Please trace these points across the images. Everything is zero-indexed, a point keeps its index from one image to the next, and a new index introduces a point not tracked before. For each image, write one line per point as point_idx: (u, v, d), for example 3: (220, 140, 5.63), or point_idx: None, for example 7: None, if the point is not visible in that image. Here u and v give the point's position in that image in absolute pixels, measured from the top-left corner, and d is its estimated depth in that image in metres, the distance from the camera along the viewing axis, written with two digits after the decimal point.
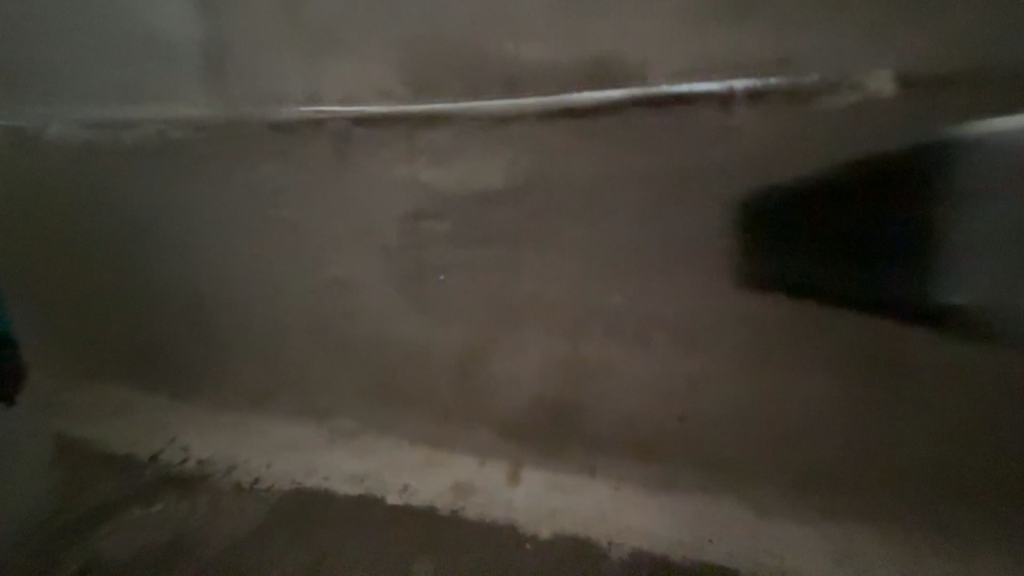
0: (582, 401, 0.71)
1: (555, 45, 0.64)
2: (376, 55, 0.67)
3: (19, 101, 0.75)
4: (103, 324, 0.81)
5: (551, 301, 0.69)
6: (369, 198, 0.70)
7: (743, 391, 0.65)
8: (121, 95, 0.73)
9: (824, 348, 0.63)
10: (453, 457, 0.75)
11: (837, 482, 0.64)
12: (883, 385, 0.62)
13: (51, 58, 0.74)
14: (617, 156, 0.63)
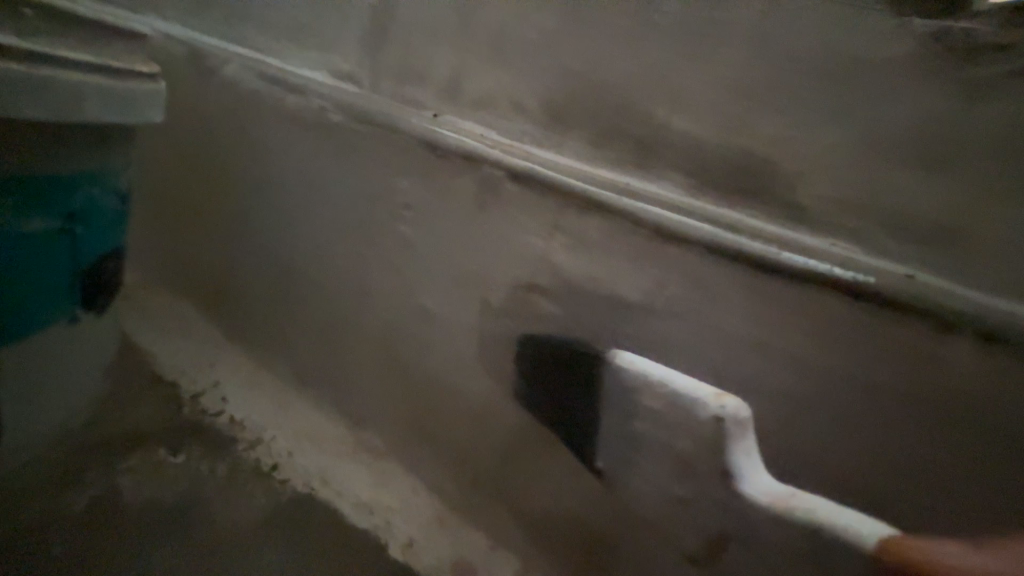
0: (622, 548, 0.62)
1: (734, 175, 0.57)
2: (543, 114, 0.64)
3: (217, 37, 0.80)
4: (204, 254, 0.82)
5: (637, 440, 0.56)
6: (488, 245, 0.63)
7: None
8: (301, 64, 0.75)
9: None
10: (467, 531, 0.69)
11: None
12: None
13: (260, 10, 0.78)
14: (771, 318, 0.53)
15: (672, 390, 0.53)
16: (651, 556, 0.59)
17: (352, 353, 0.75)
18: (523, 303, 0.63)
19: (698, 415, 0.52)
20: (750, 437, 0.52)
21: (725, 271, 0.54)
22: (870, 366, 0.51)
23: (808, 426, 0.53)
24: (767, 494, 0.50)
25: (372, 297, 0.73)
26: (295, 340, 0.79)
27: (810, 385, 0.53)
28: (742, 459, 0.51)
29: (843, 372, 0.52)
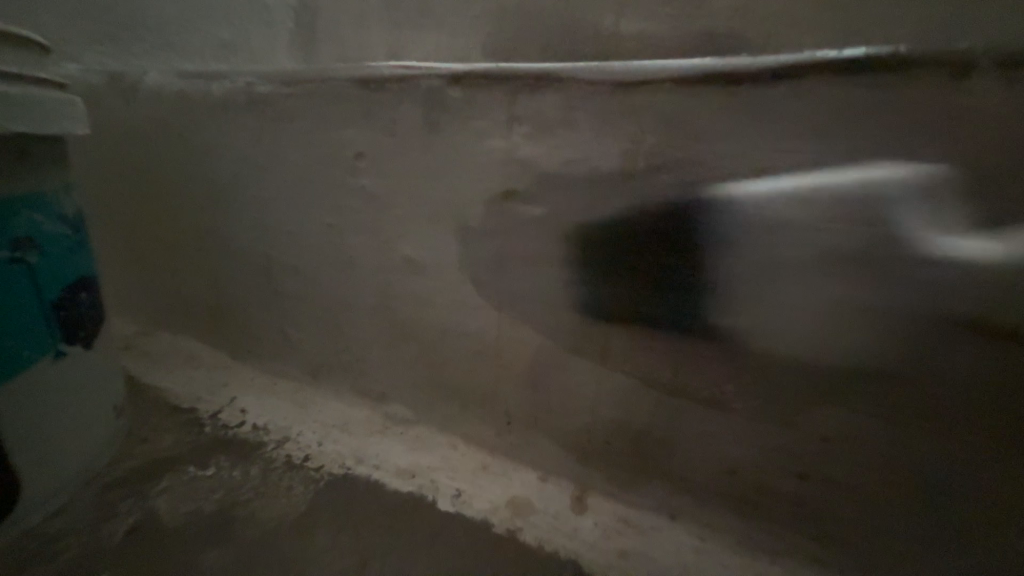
0: (671, 439, 0.60)
1: (676, 16, 0.54)
2: (467, 31, 0.62)
3: (127, 51, 0.76)
4: (185, 280, 0.81)
5: (643, 324, 0.57)
6: (453, 173, 0.60)
7: (883, 457, 0.53)
8: (217, 54, 0.72)
9: (892, 449, 0.52)
10: (512, 469, 0.69)
11: (946, 562, 0.54)
12: (947, 482, 0.51)
13: (158, 10, 0.74)
14: (771, 140, 0.48)
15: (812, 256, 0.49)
16: (698, 432, 0.59)
17: (355, 330, 0.73)
18: (506, 220, 0.59)
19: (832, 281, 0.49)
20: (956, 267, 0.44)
21: (708, 114, 0.49)
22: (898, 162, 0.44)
23: (833, 256, 0.48)
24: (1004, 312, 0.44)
25: (357, 266, 0.70)
26: (298, 333, 0.77)
27: (830, 208, 0.47)
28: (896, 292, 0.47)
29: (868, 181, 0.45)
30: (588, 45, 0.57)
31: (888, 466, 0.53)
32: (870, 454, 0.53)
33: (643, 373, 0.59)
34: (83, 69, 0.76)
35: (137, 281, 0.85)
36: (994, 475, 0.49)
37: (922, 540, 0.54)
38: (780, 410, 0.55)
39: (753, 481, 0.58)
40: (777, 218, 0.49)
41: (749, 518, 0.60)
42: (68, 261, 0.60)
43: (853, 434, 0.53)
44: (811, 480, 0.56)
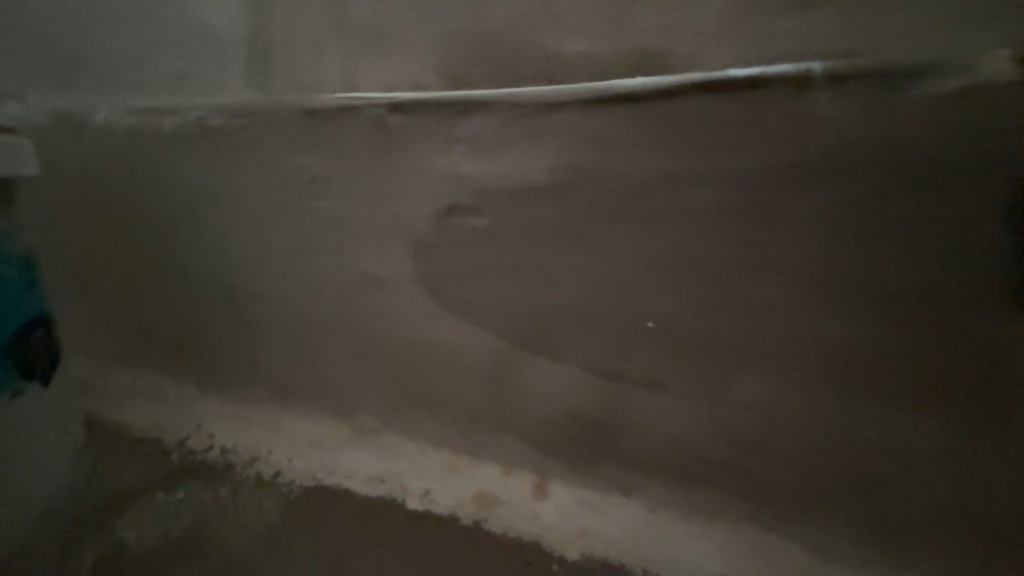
0: (621, 421, 0.66)
1: (600, 39, 0.60)
2: (415, 54, 0.66)
3: (75, 85, 0.76)
4: (145, 310, 0.81)
5: (585, 318, 0.63)
6: (403, 193, 0.65)
7: (796, 417, 0.60)
8: (166, 85, 0.73)
9: (801, 409, 0.60)
10: (479, 467, 0.72)
11: (858, 505, 0.61)
12: (844, 431, 0.60)
13: (105, 44, 0.75)
14: (675, 149, 0.55)
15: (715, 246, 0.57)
16: (643, 411, 0.65)
17: (319, 347, 0.76)
18: (455, 232, 0.64)
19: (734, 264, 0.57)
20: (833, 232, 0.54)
21: (622, 127, 0.56)
22: (774, 165, 0.54)
23: (730, 244, 0.57)
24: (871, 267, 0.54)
25: (317, 284, 0.73)
26: (262, 354, 0.79)
27: (722, 205, 0.56)
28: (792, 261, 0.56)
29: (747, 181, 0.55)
30: (521, 65, 0.62)
31: (801, 424, 0.60)
32: (785, 415, 0.61)
33: (589, 362, 0.65)
34: (27, 104, 0.77)
35: (90, 315, 0.83)
36: (876, 421, 0.58)
37: (834, 487, 0.61)
38: (708, 384, 0.62)
39: (694, 453, 0.65)
40: (684, 215, 0.57)
41: (694, 488, 0.66)
42: (23, 298, 0.63)
43: (771, 398, 0.61)
44: (740, 445, 0.63)
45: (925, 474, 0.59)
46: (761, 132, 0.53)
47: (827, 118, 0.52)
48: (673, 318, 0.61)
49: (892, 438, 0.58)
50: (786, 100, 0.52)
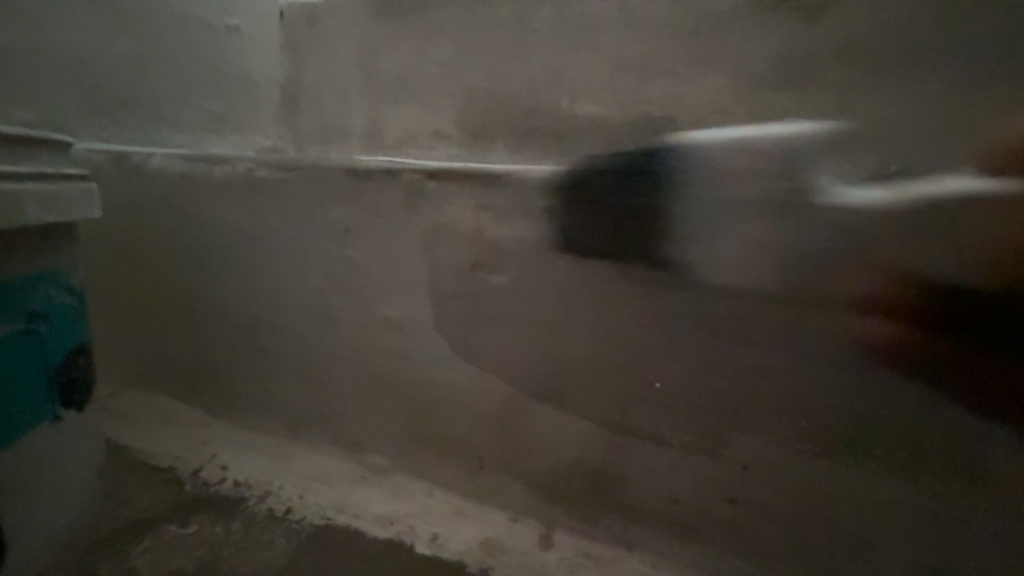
0: (625, 474, 0.69)
1: (608, 106, 0.70)
2: (441, 105, 0.76)
3: (130, 128, 0.83)
4: (172, 340, 0.86)
5: (592, 372, 0.67)
6: (429, 245, 0.71)
7: (795, 479, 0.63)
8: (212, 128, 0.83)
9: (802, 472, 0.63)
10: (485, 512, 0.74)
11: (864, 570, 0.62)
12: (844, 494, 0.62)
13: (165, 91, 0.85)
14: (673, 232, 0.62)
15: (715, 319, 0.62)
16: (646, 465, 0.68)
17: (335, 382, 0.79)
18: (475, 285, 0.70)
19: (732, 333, 0.62)
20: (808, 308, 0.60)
21: (632, 207, 0.63)
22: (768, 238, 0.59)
23: (731, 312, 0.61)
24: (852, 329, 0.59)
25: (338, 324, 0.77)
26: (280, 387, 0.82)
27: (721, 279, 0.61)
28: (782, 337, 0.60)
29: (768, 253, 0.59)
30: (536, 143, 0.72)
31: (802, 487, 0.63)
32: (786, 476, 0.63)
33: (593, 414, 0.68)
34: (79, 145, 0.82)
35: (121, 345, 0.88)
36: (876, 484, 0.61)
37: (840, 553, 0.63)
38: (713, 441, 0.65)
39: (696, 509, 0.67)
40: (687, 284, 0.62)
41: (693, 545, 0.68)
42: (69, 332, 0.67)
43: (770, 459, 0.63)
44: (739, 504, 0.65)
45: (931, 539, 0.60)
46: (768, 213, 0.59)
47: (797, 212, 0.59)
48: (678, 379, 0.64)
49: (896, 500, 0.60)
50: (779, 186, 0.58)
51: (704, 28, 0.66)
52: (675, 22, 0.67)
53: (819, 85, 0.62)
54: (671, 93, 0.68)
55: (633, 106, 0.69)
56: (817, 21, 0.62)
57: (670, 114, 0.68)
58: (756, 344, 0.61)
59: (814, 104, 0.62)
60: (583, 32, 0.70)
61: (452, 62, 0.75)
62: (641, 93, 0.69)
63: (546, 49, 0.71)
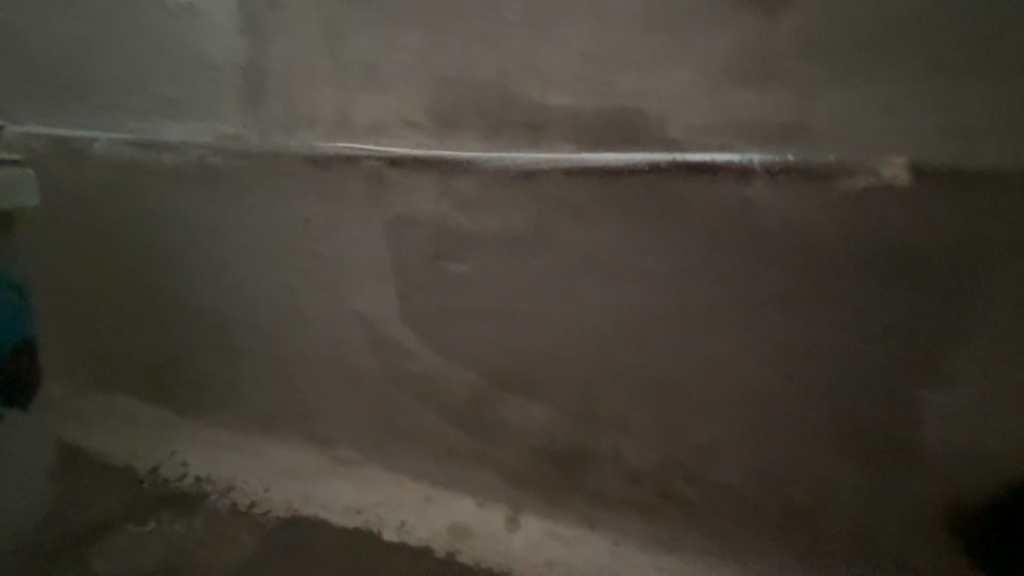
0: (590, 457, 0.71)
1: (574, 93, 0.70)
2: (407, 89, 0.75)
3: (71, 110, 0.80)
4: (125, 334, 0.83)
5: (557, 358, 0.68)
6: (394, 234, 0.70)
7: (750, 458, 0.66)
8: (162, 109, 0.80)
9: (753, 449, 0.65)
10: (453, 499, 0.75)
11: (812, 539, 0.66)
12: (781, 461, 0.65)
13: (108, 70, 0.79)
14: (631, 221, 0.63)
15: (673, 300, 0.63)
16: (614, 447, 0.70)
17: (301, 374, 0.78)
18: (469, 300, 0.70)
19: (688, 315, 0.63)
20: (758, 296, 0.61)
21: (595, 198, 0.63)
22: (722, 230, 0.61)
23: (689, 297, 0.63)
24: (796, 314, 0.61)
25: (304, 315, 0.76)
26: (245, 381, 0.81)
27: (678, 265, 0.63)
28: (736, 320, 0.63)
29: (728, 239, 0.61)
30: (509, 131, 0.72)
31: (756, 462, 0.66)
32: (740, 453, 0.66)
33: (559, 400, 0.70)
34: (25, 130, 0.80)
35: (70, 341, 0.84)
36: (812, 451, 0.64)
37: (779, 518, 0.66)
38: (673, 421, 0.67)
39: (657, 488, 0.69)
40: (646, 273, 0.64)
41: (653, 522, 0.70)
42: None
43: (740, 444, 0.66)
44: (698, 481, 0.68)
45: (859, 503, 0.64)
46: (728, 208, 0.60)
47: (760, 204, 0.59)
48: (637, 362, 0.66)
49: (829, 465, 0.64)
50: (737, 181, 0.59)
51: (675, 16, 0.66)
52: (646, 11, 0.67)
53: (786, 79, 0.63)
54: (636, 80, 0.68)
55: (602, 94, 0.69)
56: (777, 9, 0.62)
57: (635, 102, 0.68)
58: (713, 330, 0.63)
59: (775, 93, 0.63)
60: (552, 15, 0.69)
61: (420, 44, 0.74)
62: (606, 80, 0.69)
63: (513, 34, 0.71)
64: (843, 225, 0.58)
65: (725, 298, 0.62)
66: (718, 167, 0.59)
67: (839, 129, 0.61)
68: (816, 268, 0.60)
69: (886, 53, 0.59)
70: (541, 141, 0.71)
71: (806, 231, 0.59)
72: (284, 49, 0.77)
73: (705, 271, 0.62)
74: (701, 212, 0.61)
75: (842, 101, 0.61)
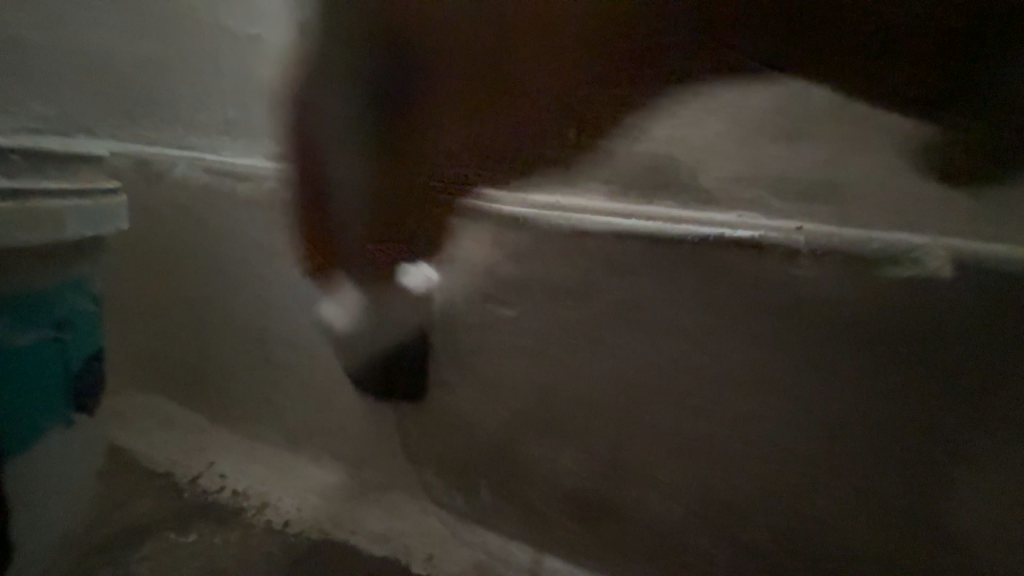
0: (617, 506, 0.72)
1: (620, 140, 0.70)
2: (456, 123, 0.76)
3: (147, 125, 0.87)
4: (179, 345, 0.88)
5: (590, 408, 0.71)
6: (443, 274, 0.75)
7: (775, 524, 0.67)
8: (218, 125, 0.85)
9: (782, 516, 0.66)
10: (478, 534, 0.77)
11: None
12: (805, 529, 0.66)
13: (177, 90, 0.86)
14: (674, 286, 0.66)
15: (706, 366, 0.66)
16: None
17: (339, 398, 0.82)
18: (508, 341, 0.73)
19: (720, 381, 0.66)
20: (790, 371, 0.63)
21: (640, 259, 0.66)
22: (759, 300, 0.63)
23: (722, 362, 0.65)
24: (820, 384, 0.62)
25: (348, 344, 0.79)
26: (285, 400, 0.85)
27: (714, 332, 0.65)
28: (767, 388, 0.64)
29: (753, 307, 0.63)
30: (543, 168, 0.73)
31: (786, 527, 0.66)
32: (770, 519, 0.67)
33: (589, 450, 0.72)
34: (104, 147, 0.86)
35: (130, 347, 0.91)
36: (837, 524, 0.64)
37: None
38: (700, 481, 0.68)
39: (677, 546, 0.71)
40: (682, 335, 0.66)
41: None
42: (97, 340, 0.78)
43: (972, 540, 0.60)
44: (728, 540, 0.69)
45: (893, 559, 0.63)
46: (766, 287, 0.62)
47: (801, 280, 0.61)
48: (658, 418, 0.69)
49: (853, 534, 0.64)
50: (781, 253, 0.61)
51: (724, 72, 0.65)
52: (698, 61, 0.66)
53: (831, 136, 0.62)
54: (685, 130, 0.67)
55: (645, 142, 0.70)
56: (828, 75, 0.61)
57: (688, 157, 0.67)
58: (743, 396, 0.65)
59: (836, 151, 0.61)
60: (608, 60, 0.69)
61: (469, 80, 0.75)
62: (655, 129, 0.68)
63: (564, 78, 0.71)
64: (884, 305, 0.59)
65: (757, 367, 0.64)
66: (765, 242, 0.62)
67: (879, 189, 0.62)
68: (854, 345, 0.60)
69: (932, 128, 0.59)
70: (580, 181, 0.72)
71: (840, 310, 0.60)
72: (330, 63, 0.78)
73: (738, 340, 0.64)
74: (744, 282, 0.63)
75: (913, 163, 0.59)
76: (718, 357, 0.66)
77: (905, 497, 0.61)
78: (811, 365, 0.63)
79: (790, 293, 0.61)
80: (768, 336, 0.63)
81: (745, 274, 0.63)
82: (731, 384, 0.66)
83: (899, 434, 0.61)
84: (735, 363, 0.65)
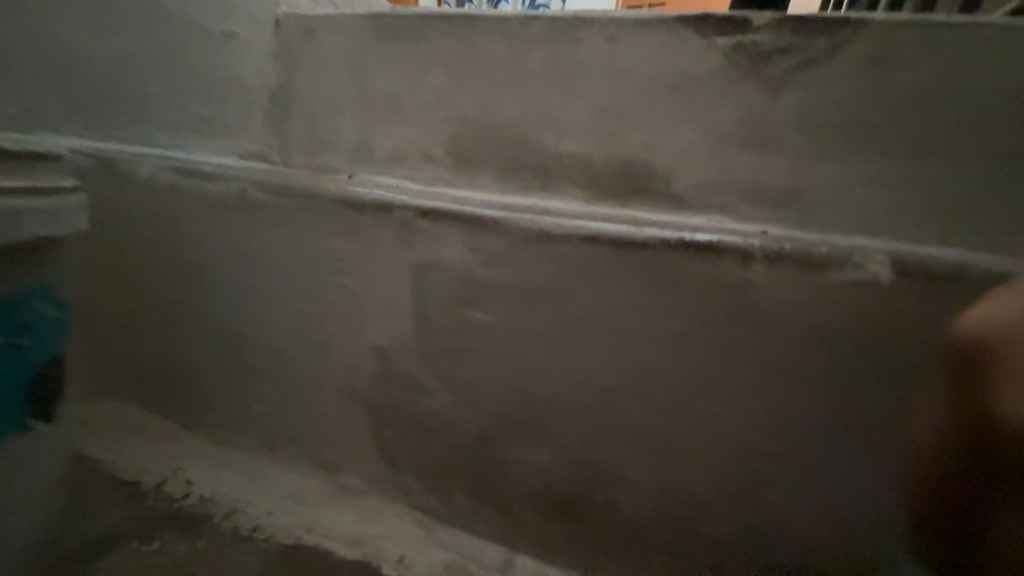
0: (588, 505, 0.74)
1: (592, 149, 0.74)
2: (432, 129, 0.80)
3: (102, 122, 0.81)
4: (145, 348, 0.86)
5: (562, 409, 0.72)
6: (417, 278, 0.75)
7: (737, 518, 0.69)
8: (190, 126, 0.84)
9: (743, 511, 0.69)
10: (451, 536, 0.78)
11: None
12: (765, 523, 0.68)
13: (138, 84, 0.81)
14: (643, 290, 0.67)
15: (672, 368, 0.68)
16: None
17: (312, 402, 0.81)
18: (482, 343, 0.74)
19: (687, 382, 0.68)
20: (751, 372, 0.66)
21: (609, 263, 0.68)
22: (723, 304, 0.65)
23: (687, 364, 0.68)
24: (777, 383, 0.65)
25: (324, 347, 0.80)
26: (257, 404, 0.83)
27: (681, 334, 0.67)
28: (730, 387, 0.67)
29: (717, 309, 0.66)
30: (520, 176, 0.77)
31: (747, 520, 0.69)
32: (732, 514, 0.69)
33: (561, 450, 0.73)
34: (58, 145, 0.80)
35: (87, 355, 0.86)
36: (793, 517, 0.67)
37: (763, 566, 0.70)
38: (667, 479, 0.71)
39: (645, 542, 0.73)
40: (650, 337, 0.68)
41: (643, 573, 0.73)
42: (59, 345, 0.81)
43: (915, 526, 0.63)
44: (695, 537, 0.71)
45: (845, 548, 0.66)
46: (730, 291, 0.65)
47: (758, 284, 0.64)
48: (627, 418, 0.71)
49: (808, 527, 0.67)
50: (740, 258, 0.64)
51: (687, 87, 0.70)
52: (660, 77, 0.70)
53: (782, 149, 0.67)
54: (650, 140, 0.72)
55: (614, 150, 0.73)
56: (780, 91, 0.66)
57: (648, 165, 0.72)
58: (708, 396, 0.68)
59: (780, 165, 0.68)
60: (577, 74, 0.73)
61: (446, 89, 0.78)
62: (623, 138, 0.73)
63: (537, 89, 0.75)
64: (835, 306, 0.62)
65: (721, 367, 0.67)
66: (725, 247, 0.64)
67: (823, 199, 0.67)
68: (810, 346, 0.64)
69: (872, 144, 0.64)
70: (554, 189, 0.76)
71: (795, 312, 0.63)
72: (318, 77, 0.83)
73: (703, 342, 0.67)
74: (707, 286, 0.65)
75: (850, 173, 0.65)
76: (684, 358, 0.68)
77: (856, 488, 0.65)
78: (770, 364, 0.65)
79: (749, 296, 0.64)
80: (732, 338, 0.66)
81: (709, 278, 0.65)
82: (696, 384, 0.68)
83: (849, 428, 0.64)
84: (700, 364, 0.67)
